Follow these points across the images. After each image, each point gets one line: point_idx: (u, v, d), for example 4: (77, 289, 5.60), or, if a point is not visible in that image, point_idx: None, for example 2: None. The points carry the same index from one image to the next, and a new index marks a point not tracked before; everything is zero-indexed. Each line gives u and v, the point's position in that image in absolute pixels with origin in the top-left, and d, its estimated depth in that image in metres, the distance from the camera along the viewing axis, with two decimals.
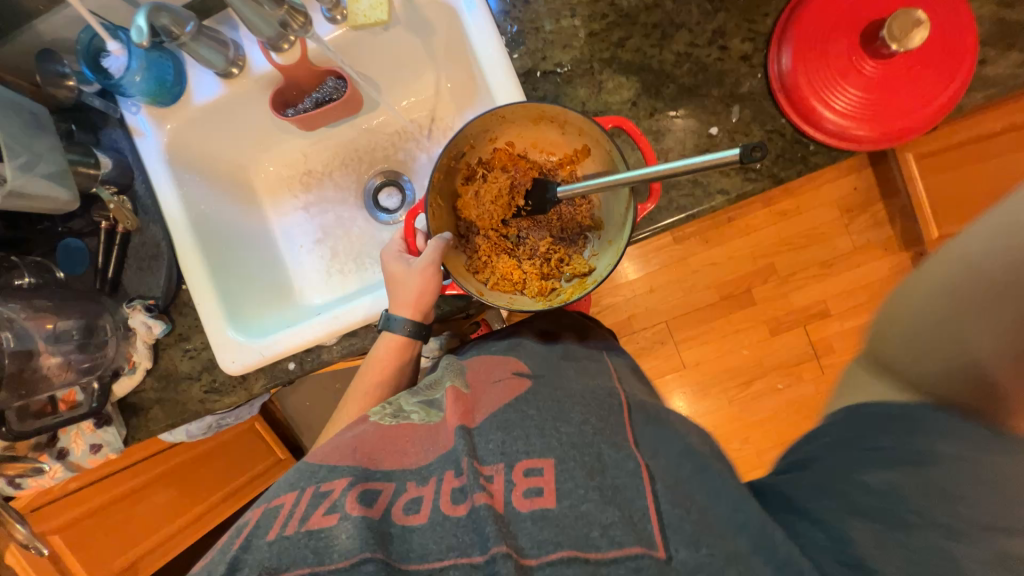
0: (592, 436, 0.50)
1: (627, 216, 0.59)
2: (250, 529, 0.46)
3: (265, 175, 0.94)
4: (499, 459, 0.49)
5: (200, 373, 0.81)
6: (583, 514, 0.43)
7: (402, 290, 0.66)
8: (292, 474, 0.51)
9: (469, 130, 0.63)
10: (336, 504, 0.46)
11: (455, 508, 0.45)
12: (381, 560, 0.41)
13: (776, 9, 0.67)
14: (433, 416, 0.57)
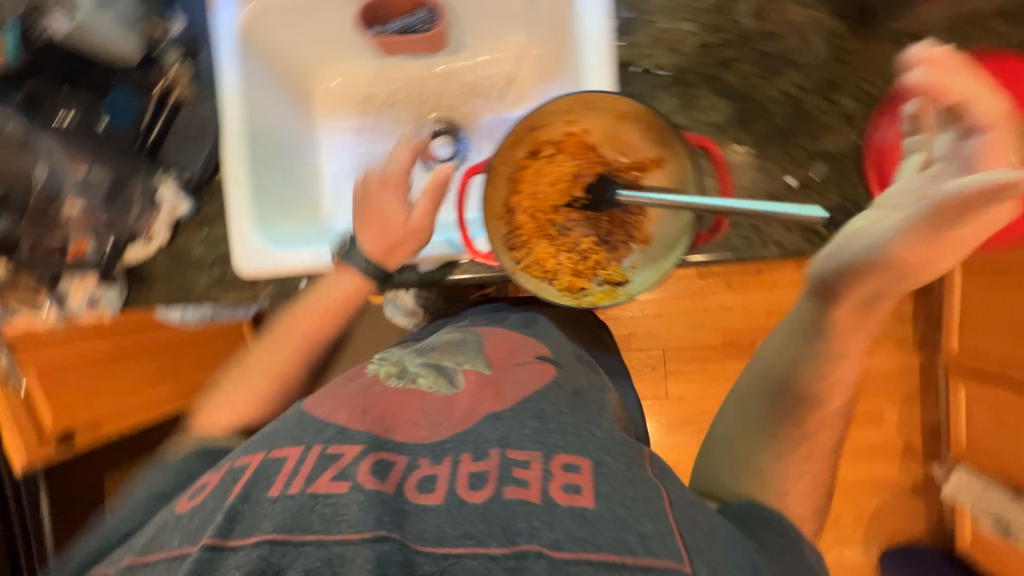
0: (622, 446, 0.49)
1: (682, 239, 0.59)
2: (250, 480, 0.44)
3: (326, 88, 0.93)
4: (535, 446, 0.47)
5: (211, 263, 0.79)
6: (621, 518, 0.41)
7: (383, 225, 0.70)
8: (298, 425, 0.49)
9: (552, 105, 0.60)
10: (345, 472, 0.43)
11: (473, 492, 0.42)
12: (398, 542, 0.38)
13: (898, 76, 0.63)
14: (445, 387, 0.55)
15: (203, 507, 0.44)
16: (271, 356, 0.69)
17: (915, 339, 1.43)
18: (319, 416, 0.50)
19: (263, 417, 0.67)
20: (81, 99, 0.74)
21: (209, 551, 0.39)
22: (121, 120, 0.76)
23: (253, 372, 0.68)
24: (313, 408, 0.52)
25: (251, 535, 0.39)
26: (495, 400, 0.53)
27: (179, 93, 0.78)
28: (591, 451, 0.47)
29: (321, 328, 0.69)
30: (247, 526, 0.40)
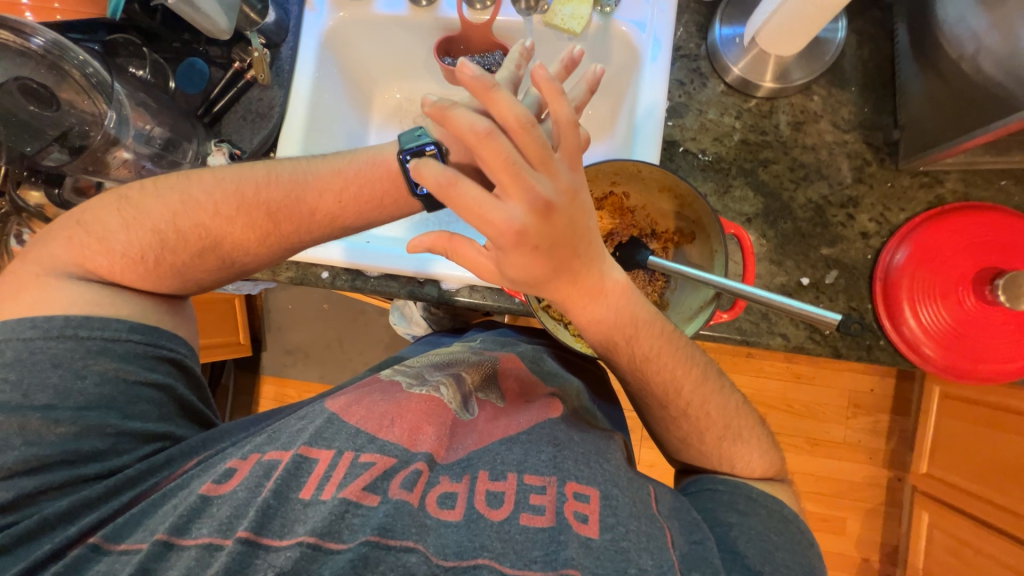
0: (630, 479, 0.51)
1: (702, 313, 0.61)
2: (283, 475, 0.47)
3: (386, 99, 0.98)
4: (551, 471, 0.49)
5: None
6: (623, 549, 0.43)
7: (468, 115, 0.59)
8: (328, 427, 0.52)
9: (603, 166, 0.63)
10: (376, 482, 0.46)
11: (491, 511, 0.45)
12: (423, 553, 0.42)
13: (914, 209, 0.69)
14: (461, 410, 0.56)
15: (234, 498, 0.45)
16: (162, 210, 0.58)
17: (887, 455, 1.46)
18: (352, 423, 0.52)
19: (157, 286, 0.58)
20: (162, 61, 0.80)
21: (245, 544, 0.42)
22: (192, 88, 0.80)
23: (139, 220, 0.57)
24: (341, 412, 0.54)
25: (290, 533, 0.43)
26: (507, 426, 0.55)
27: (255, 76, 0.80)
28: (598, 479, 0.49)
29: (272, 223, 0.59)
30: (284, 524, 0.43)
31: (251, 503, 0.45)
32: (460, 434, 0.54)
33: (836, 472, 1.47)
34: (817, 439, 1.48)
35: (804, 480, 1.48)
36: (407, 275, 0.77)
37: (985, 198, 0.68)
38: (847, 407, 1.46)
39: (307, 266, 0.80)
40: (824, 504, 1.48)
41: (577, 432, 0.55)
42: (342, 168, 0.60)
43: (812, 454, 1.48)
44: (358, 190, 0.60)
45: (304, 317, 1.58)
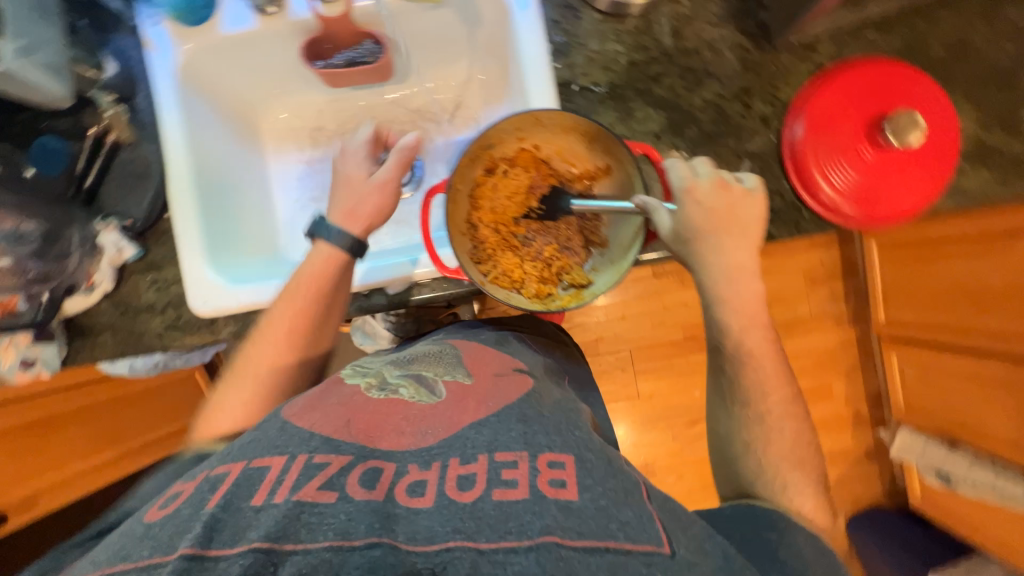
0: (602, 449, 0.54)
1: (636, 239, 0.62)
2: (230, 488, 0.44)
3: (274, 121, 0.93)
4: (522, 447, 0.50)
5: (164, 307, 0.76)
6: (603, 507, 0.45)
7: (354, 198, 0.70)
8: (281, 434, 0.50)
9: (502, 126, 0.62)
10: (332, 480, 0.45)
11: (462, 493, 0.45)
12: (389, 545, 0.41)
13: (800, 82, 0.72)
14: (423, 396, 0.57)
15: (177, 516, 0.42)
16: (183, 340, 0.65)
17: (849, 315, 1.58)
18: (304, 428, 0.50)
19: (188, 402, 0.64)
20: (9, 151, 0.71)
21: (188, 561, 0.38)
22: (47, 169, 0.71)
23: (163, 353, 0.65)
24: (296, 418, 0.52)
25: (238, 543, 0.39)
26: (476, 406, 0.55)
27: (117, 136, 0.76)
28: (571, 446, 0.51)
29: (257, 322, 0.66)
30: (232, 533, 0.40)
31: (202, 514, 0.42)
32: (429, 422, 0.53)
33: (811, 345, 1.58)
34: (787, 321, 1.58)
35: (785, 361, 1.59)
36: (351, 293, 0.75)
37: (859, 53, 0.72)
38: (804, 284, 1.56)
39: (246, 315, 0.76)
40: (807, 378, 1.59)
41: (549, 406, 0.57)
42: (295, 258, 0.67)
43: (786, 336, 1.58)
44: None
45: None
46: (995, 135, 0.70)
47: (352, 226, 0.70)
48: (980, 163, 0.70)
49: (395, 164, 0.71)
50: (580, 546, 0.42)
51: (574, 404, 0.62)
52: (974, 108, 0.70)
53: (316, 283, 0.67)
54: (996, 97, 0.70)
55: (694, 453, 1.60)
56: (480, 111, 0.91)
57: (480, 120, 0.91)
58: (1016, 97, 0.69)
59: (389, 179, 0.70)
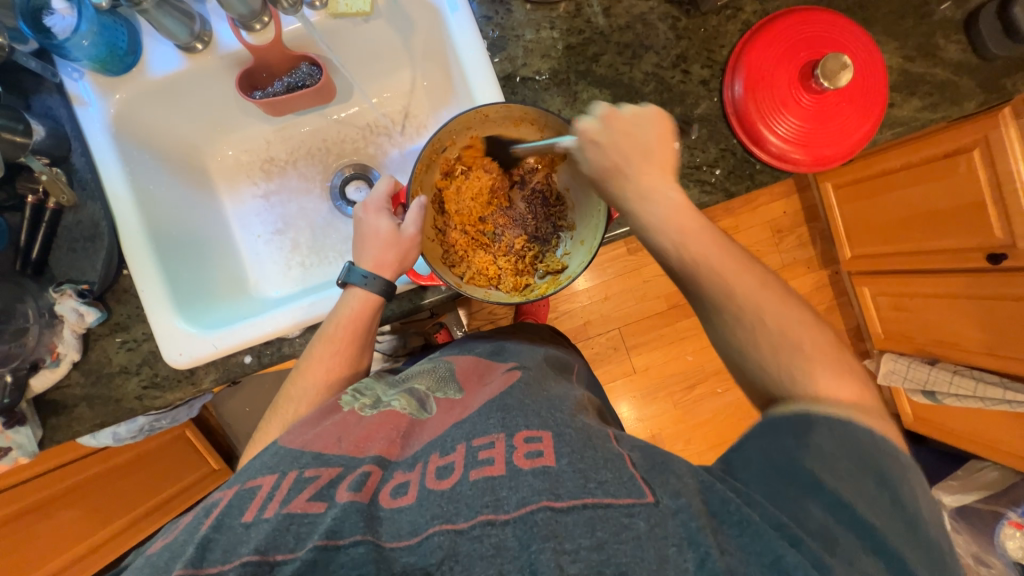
0: (583, 421, 0.54)
1: (601, 220, 0.62)
2: (223, 510, 0.45)
3: (221, 159, 0.91)
4: (498, 430, 0.51)
5: (138, 367, 0.74)
6: (581, 469, 0.46)
7: (376, 246, 0.65)
8: (272, 458, 0.50)
9: (451, 127, 0.62)
10: (322, 492, 0.46)
11: (439, 482, 0.46)
12: (373, 542, 0.42)
13: (731, 42, 0.74)
14: (419, 411, 0.58)
15: (174, 542, 0.44)
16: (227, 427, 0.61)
17: (818, 258, 1.64)
18: (296, 447, 0.51)
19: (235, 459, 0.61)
20: None
21: None
22: None
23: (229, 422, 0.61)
24: (287, 440, 0.52)
25: (228, 557, 0.41)
26: (462, 412, 0.56)
27: (57, 201, 0.72)
28: (548, 423, 0.52)
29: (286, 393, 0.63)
30: (225, 551, 0.41)
31: (197, 532, 0.44)
32: (422, 433, 0.54)
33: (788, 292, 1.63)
34: None
35: None
36: None
37: (781, 6, 0.74)
38: (770, 236, 1.62)
39: (226, 360, 0.74)
40: None
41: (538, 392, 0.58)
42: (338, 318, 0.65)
43: None
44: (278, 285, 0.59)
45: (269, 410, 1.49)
46: (917, 63, 0.73)
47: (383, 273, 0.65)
48: (908, 92, 0.73)
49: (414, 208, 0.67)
50: (557, 509, 0.43)
51: (571, 390, 0.64)
52: (895, 44, 0.74)
53: (352, 323, 0.64)
54: (913, 31, 0.74)
55: (697, 417, 1.63)
56: (430, 117, 0.91)
57: (431, 126, 0.91)
58: (931, 28, 0.73)
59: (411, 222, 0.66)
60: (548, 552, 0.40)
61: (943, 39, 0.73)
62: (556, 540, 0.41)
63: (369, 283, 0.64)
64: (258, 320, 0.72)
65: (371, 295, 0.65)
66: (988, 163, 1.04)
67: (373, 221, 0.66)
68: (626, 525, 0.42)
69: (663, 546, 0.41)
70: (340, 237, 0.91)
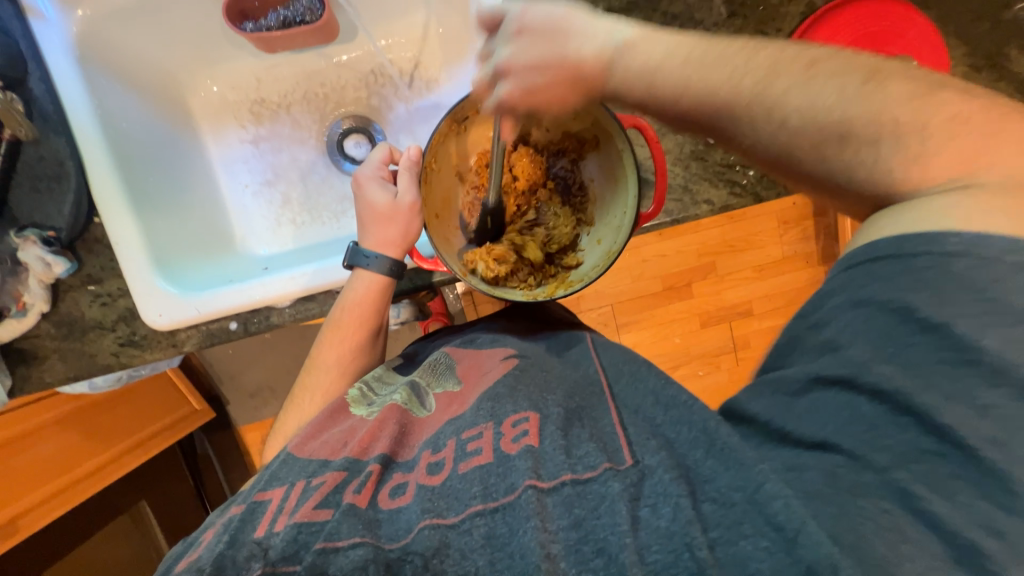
0: (571, 400, 0.50)
1: (625, 220, 0.56)
2: (235, 525, 0.44)
3: (205, 95, 0.81)
4: (486, 419, 0.49)
5: (114, 324, 0.69)
6: (562, 446, 0.44)
7: (379, 224, 0.60)
8: (281, 467, 0.49)
9: (478, 94, 0.56)
10: (328, 498, 0.45)
11: (433, 477, 0.45)
12: (371, 544, 0.40)
13: (790, 26, 0.66)
14: (420, 407, 0.55)
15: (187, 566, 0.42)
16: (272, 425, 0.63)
17: (818, 254, 1.62)
18: (304, 456, 0.50)
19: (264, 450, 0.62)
20: None
21: None
22: None
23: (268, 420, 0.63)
24: (296, 449, 0.51)
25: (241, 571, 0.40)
26: (459, 409, 0.53)
27: (14, 133, 0.64)
28: (536, 403, 0.49)
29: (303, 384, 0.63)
30: (237, 566, 0.40)
31: (204, 549, 0.43)
32: (423, 429, 0.52)
33: (784, 285, 1.63)
34: (761, 265, 1.61)
35: (759, 303, 1.64)
36: (324, 291, 0.69)
37: None
38: (776, 227, 1.59)
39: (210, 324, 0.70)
40: (780, 316, 1.65)
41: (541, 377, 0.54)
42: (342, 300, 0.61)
43: (760, 279, 1.62)
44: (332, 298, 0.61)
45: (252, 356, 1.47)
46: (983, 75, 0.67)
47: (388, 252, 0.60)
48: None
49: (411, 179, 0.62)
50: (541, 488, 0.41)
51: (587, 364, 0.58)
52: (964, 49, 0.67)
53: (359, 310, 0.60)
54: (985, 36, 0.67)
55: None
56: (442, 71, 0.82)
57: (442, 81, 0.82)
58: (1005, 35, 0.67)
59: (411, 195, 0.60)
60: (533, 532, 0.38)
61: (1013, 50, 0.67)
62: (539, 518, 0.39)
63: (372, 262, 0.60)
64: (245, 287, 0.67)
65: (383, 278, 0.60)
66: None
67: (369, 195, 0.61)
68: (601, 496, 0.39)
69: (633, 508, 0.38)
70: (335, 195, 0.85)
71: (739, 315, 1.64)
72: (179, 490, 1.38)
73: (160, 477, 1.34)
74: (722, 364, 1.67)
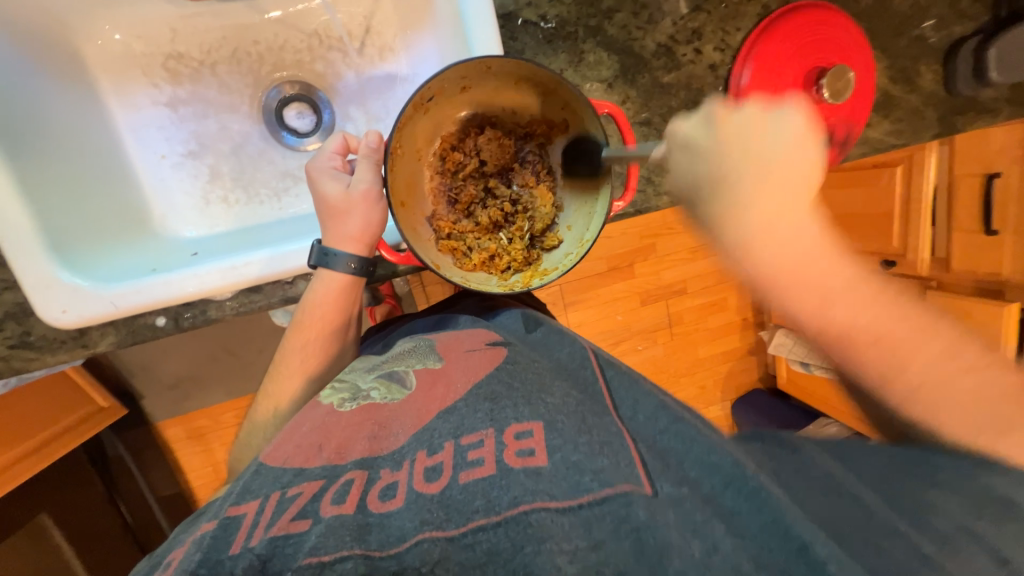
0: (576, 407, 0.50)
1: (599, 209, 0.56)
2: (203, 541, 0.39)
3: (103, 43, 0.68)
4: (487, 425, 0.47)
5: (0, 321, 0.58)
6: (575, 463, 0.42)
7: (335, 217, 0.55)
8: (253, 479, 0.44)
9: (445, 73, 0.52)
10: (306, 509, 0.41)
11: (429, 484, 0.42)
12: (360, 556, 0.37)
13: (748, 26, 0.69)
14: (397, 393, 0.54)
15: None
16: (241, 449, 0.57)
17: None
18: (275, 465, 0.45)
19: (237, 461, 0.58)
20: None
21: None
22: None
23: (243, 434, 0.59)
24: (268, 458, 0.47)
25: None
26: (446, 396, 0.51)
27: None
28: (539, 411, 0.48)
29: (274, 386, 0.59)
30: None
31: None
32: (401, 422, 0.50)
33: (715, 266, 1.77)
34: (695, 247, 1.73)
35: (693, 282, 1.77)
36: (271, 281, 0.63)
37: None
38: None
39: (130, 320, 0.61)
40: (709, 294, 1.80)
41: (520, 373, 0.54)
42: (308, 300, 0.57)
43: (694, 261, 1.75)
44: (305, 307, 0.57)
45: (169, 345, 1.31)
46: (899, 87, 0.76)
47: (352, 249, 0.56)
48: (884, 114, 0.76)
49: (372, 171, 0.56)
50: (556, 507, 0.39)
51: (570, 344, 0.65)
52: (886, 63, 0.74)
53: (332, 307, 0.58)
54: (903, 52, 0.75)
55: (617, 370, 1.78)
56: (397, 38, 0.75)
57: (396, 50, 0.76)
58: (919, 52, 0.75)
59: (374, 189, 0.55)
60: (547, 553, 0.36)
61: (923, 67, 0.75)
62: (553, 540, 0.37)
63: (335, 261, 0.55)
64: (172, 278, 0.59)
65: (348, 277, 0.56)
66: (905, 181, 1.18)
67: (324, 189, 0.55)
68: (625, 516, 0.39)
69: (666, 538, 0.38)
70: (274, 171, 0.76)
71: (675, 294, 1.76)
72: (86, 497, 1.22)
73: (61, 485, 1.17)
74: (658, 338, 1.80)
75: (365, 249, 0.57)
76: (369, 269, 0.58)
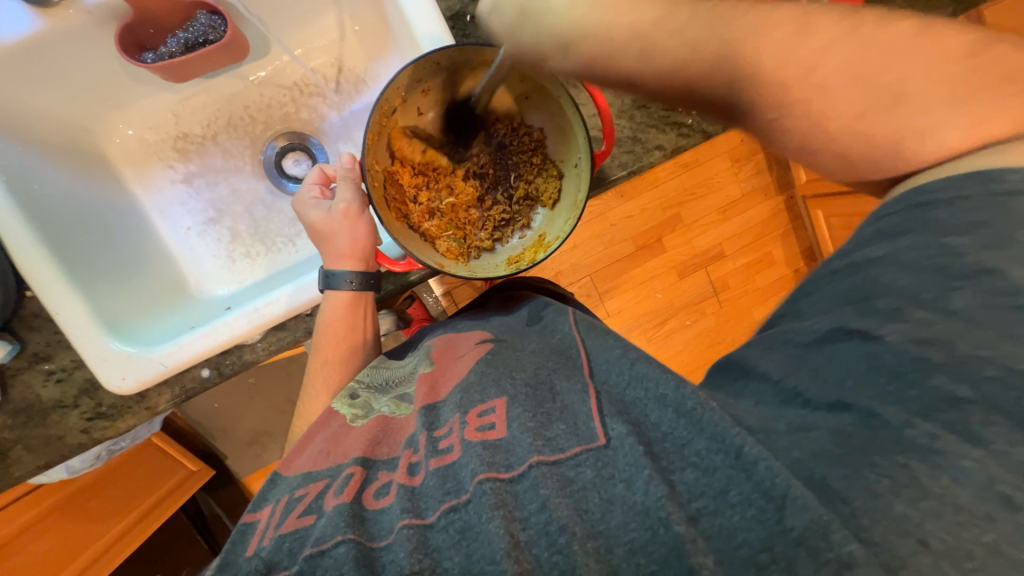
0: (544, 374, 0.50)
1: (585, 163, 0.55)
2: (225, 549, 0.43)
3: (121, 140, 0.77)
4: (455, 413, 0.48)
5: (76, 399, 0.65)
6: (530, 427, 0.43)
7: (327, 240, 0.58)
8: (270, 488, 0.49)
9: (398, 82, 0.54)
10: (311, 506, 0.44)
11: (412, 477, 0.44)
12: (355, 540, 0.39)
13: None
14: (404, 408, 0.54)
15: None
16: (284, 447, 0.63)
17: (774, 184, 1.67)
18: (294, 473, 0.49)
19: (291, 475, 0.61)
20: None
21: None
22: None
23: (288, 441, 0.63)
24: (285, 467, 0.51)
25: None
26: (431, 392, 0.53)
27: None
28: (503, 388, 0.48)
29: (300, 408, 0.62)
30: None
31: None
32: (405, 427, 0.51)
33: (749, 221, 1.67)
34: (722, 206, 1.65)
35: (729, 243, 1.68)
36: (290, 316, 0.66)
37: None
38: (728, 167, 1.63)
39: (180, 377, 0.66)
40: (751, 251, 1.70)
41: (510, 355, 0.54)
42: (320, 322, 0.60)
43: (726, 220, 1.66)
44: (326, 317, 0.60)
45: (237, 408, 1.41)
46: None
47: (352, 267, 0.58)
48: None
49: (350, 188, 0.60)
50: (506, 479, 0.39)
51: (562, 321, 0.59)
52: None
53: (346, 322, 0.60)
54: None
55: (668, 350, 1.69)
56: (367, 68, 0.79)
57: (370, 80, 0.79)
58: None
59: (353, 207, 0.59)
60: (498, 520, 0.37)
61: None
62: (505, 507, 0.38)
63: (336, 281, 0.58)
64: (207, 330, 0.63)
65: (352, 294, 0.59)
66: None
67: (309, 218, 0.59)
68: (573, 478, 0.38)
69: (608, 488, 0.37)
70: (285, 219, 0.81)
71: (713, 259, 1.68)
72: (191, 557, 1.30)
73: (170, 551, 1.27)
74: (706, 309, 1.70)
75: (364, 264, 0.59)
76: (371, 283, 0.60)
